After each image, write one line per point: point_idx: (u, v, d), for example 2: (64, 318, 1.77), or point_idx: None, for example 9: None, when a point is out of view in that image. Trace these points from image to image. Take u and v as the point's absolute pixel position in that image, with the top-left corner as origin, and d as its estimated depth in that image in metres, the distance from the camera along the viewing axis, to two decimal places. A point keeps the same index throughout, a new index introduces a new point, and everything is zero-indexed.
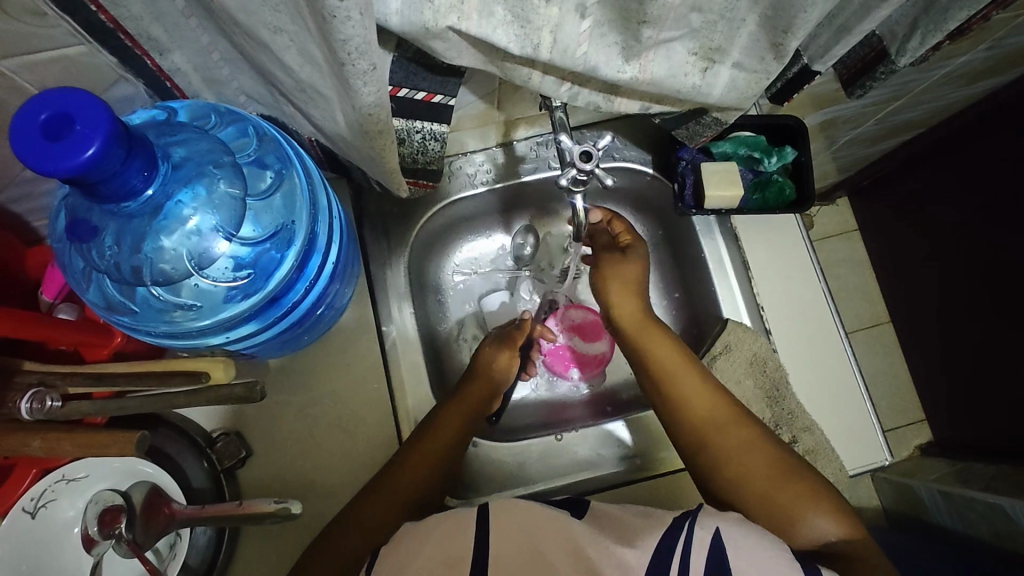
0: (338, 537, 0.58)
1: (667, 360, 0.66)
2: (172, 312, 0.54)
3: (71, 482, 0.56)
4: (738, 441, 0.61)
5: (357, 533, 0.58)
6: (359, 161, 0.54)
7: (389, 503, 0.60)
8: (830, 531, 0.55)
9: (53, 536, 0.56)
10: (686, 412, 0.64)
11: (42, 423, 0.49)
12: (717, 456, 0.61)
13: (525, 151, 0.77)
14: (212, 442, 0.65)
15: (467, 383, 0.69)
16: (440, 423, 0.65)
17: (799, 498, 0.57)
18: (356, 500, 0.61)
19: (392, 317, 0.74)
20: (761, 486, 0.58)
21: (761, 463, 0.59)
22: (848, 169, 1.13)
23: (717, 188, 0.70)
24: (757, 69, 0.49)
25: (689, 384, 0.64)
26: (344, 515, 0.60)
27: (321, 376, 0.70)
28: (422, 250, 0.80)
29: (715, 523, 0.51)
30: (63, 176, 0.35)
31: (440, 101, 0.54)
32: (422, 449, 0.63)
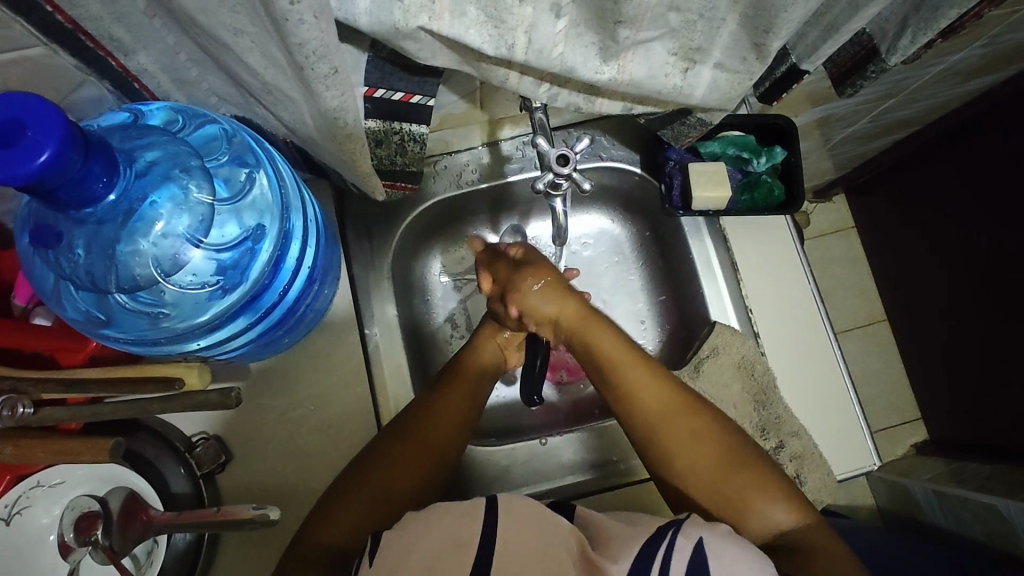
0: (341, 509, 0.57)
1: (610, 352, 0.63)
2: (149, 317, 0.53)
3: (48, 488, 0.56)
4: (680, 428, 0.59)
5: (364, 506, 0.57)
6: (333, 164, 0.53)
7: (388, 488, 0.59)
8: (785, 518, 0.55)
9: (31, 543, 0.55)
10: (631, 409, 0.62)
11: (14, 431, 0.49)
12: (666, 451, 0.60)
13: (510, 150, 0.76)
14: (193, 447, 0.65)
15: (455, 392, 0.66)
16: (413, 430, 0.62)
17: (747, 489, 0.56)
18: (309, 522, 0.57)
19: (375, 318, 0.73)
20: (710, 481, 0.57)
21: (707, 455, 0.58)
22: (842, 167, 1.12)
23: (705, 189, 0.69)
24: (740, 69, 0.48)
25: (630, 377, 0.62)
26: (342, 481, 0.59)
27: (303, 379, 0.69)
28: (407, 250, 0.78)
29: (698, 533, 0.50)
30: (16, 183, 0.34)
31: (418, 102, 0.53)
32: (428, 432, 0.62)
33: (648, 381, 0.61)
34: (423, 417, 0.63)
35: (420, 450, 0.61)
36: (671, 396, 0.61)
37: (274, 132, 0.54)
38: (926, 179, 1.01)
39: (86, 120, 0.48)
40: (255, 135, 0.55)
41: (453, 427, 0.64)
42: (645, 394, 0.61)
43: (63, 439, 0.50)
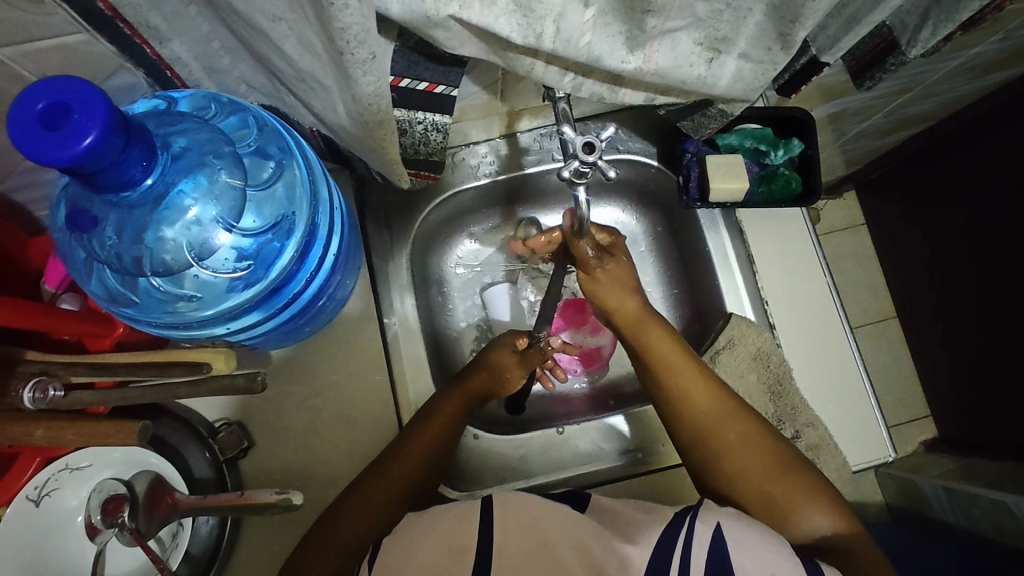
0: (324, 542, 0.57)
1: (665, 352, 0.65)
2: (178, 303, 0.54)
3: (75, 471, 0.57)
4: (732, 430, 0.60)
5: (343, 540, 0.57)
6: (360, 153, 0.53)
7: (373, 512, 0.58)
8: (825, 523, 0.55)
9: (60, 526, 0.57)
10: (681, 408, 0.63)
11: (44, 413, 0.50)
12: (713, 448, 0.60)
13: (528, 142, 0.76)
14: (214, 433, 0.65)
15: (457, 391, 0.67)
16: (424, 428, 0.64)
17: (794, 487, 0.57)
18: (327, 516, 0.59)
19: (395, 309, 0.74)
20: (756, 481, 0.58)
21: (755, 455, 0.59)
22: (855, 162, 1.12)
23: (722, 181, 0.70)
24: (764, 60, 0.48)
25: (686, 378, 0.64)
26: (324, 520, 0.58)
27: (323, 368, 0.69)
28: (424, 241, 0.79)
29: (715, 518, 0.51)
30: (61, 166, 0.34)
31: (442, 91, 0.53)
32: (427, 447, 0.63)
33: (702, 383, 0.63)
34: (428, 421, 0.64)
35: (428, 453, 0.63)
36: (722, 394, 0.63)
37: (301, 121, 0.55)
38: (939, 174, 1.01)
39: (119, 106, 0.49)
40: (283, 124, 0.55)
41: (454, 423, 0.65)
42: (696, 392, 0.63)
43: (93, 422, 0.51)
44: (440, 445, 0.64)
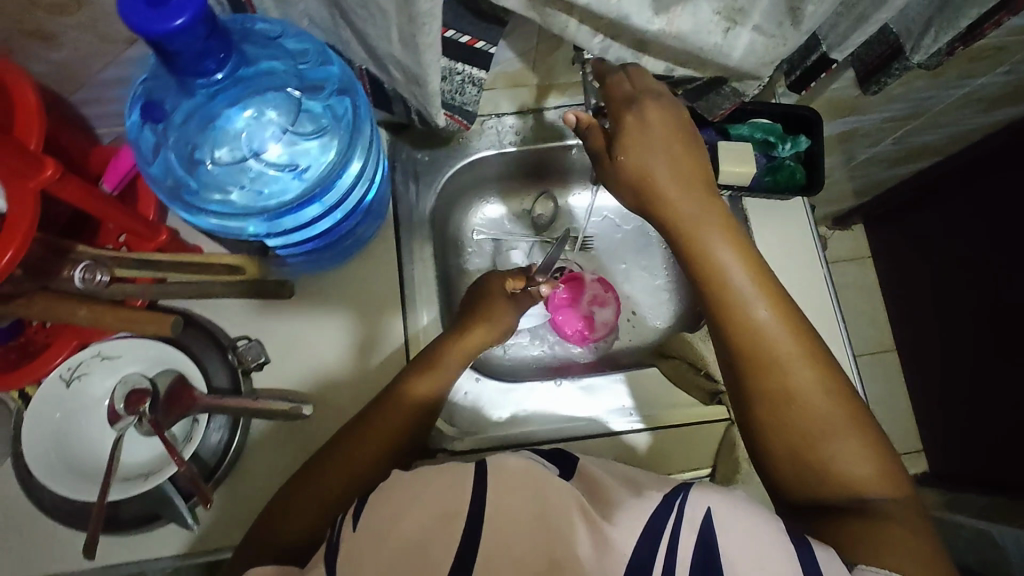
0: (290, 509, 0.58)
1: (735, 269, 0.59)
2: (227, 201, 0.58)
3: (105, 360, 0.62)
4: (805, 371, 0.57)
5: (311, 511, 0.58)
6: (403, 89, 0.58)
7: (330, 493, 0.59)
8: (861, 471, 0.54)
9: (93, 411, 0.62)
10: (751, 335, 0.58)
11: (86, 295, 0.54)
12: (781, 386, 0.57)
13: (554, 119, 0.81)
14: (230, 345, 0.68)
15: (404, 396, 0.64)
16: (368, 426, 0.62)
17: (846, 437, 0.55)
18: (279, 496, 0.60)
19: (413, 257, 0.77)
20: (819, 412, 0.56)
21: (823, 402, 0.56)
22: (863, 192, 1.17)
23: (733, 164, 0.73)
24: (775, 34, 0.53)
25: (757, 306, 0.59)
26: (290, 485, 0.60)
27: (337, 308, 0.73)
28: (447, 202, 0.84)
29: (706, 503, 0.48)
30: (155, 40, 0.40)
31: (481, 47, 0.59)
32: (374, 445, 0.62)
33: (779, 317, 0.59)
34: (368, 417, 0.63)
35: (376, 454, 0.61)
36: (795, 330, 0.58)
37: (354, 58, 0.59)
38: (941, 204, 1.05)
39: None
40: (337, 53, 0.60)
41: (378, 447, 0.62)
42: (769, 326, 0.58)
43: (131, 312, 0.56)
44: (365, 472, 0.61)
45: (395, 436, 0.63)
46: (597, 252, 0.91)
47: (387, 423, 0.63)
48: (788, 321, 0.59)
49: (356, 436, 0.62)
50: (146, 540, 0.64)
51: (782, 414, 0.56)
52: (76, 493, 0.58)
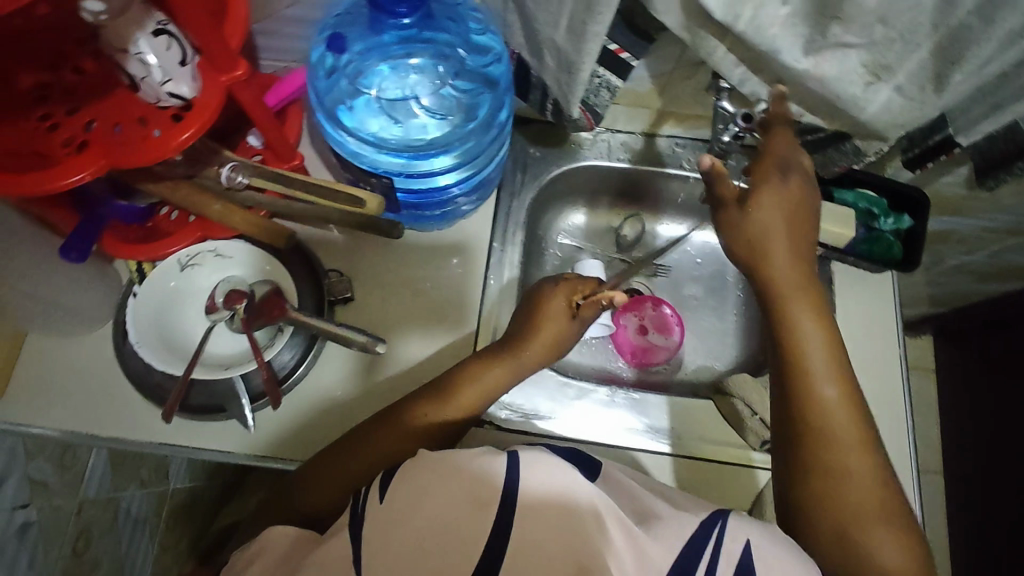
0: (314, 482, 0.60)
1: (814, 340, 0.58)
2: (365, 131, 0.65)
3: (217, 257, 0.69)
4: (858, 458, 0.55)
5: (333, 489, 0.59)
6: (549, 77, 0.62)
7: (351, 475, 0.60)
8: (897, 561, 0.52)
9: (196, 297, 0.69)
10: (814, 409, 0.57)
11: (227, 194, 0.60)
12: (829, 468, 0.55)
13: (664, 146, 0.85)
14: (322, 275, 0.72)
15: (435, 400, 0.63)
16: (393, 423, 0.61)
17: (889, 530, 0.53)
18: (306, 468, 0.61)
19: (503, 238, 0.79)
20: (864, 495, 0.54)
21: (875, 489, 0.54)
22: (941, 304, 1.15)
23: (832, 224, 0.75)
24: (914, 98, 0.56)
25: (828, 386, 0.57)
26: (318, 459, 0.62)
27: (416, 268, 0.75)
28: (543, 201, 0.88)
29: (746, 536, 0.46)
30: None
31: (625, 58, 0.63)
32: (398, 440, 0.61)
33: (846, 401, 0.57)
34: (395, 415, 0.62)
35: (398, 449, 0.61)
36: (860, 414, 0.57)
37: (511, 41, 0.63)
38: None
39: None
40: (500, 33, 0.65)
41: (400, 444, 0.61)
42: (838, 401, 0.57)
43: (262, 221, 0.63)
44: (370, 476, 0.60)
45: (418, 435, 0.62)
46: (673, 283, 0.92)
47: (411, 424, 0.62)
48: (852, 403, 0.57)
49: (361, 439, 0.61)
50: (205, 433, 0.67)
51: (831, 490, 0.54)
52: (164, 362, 0.64)
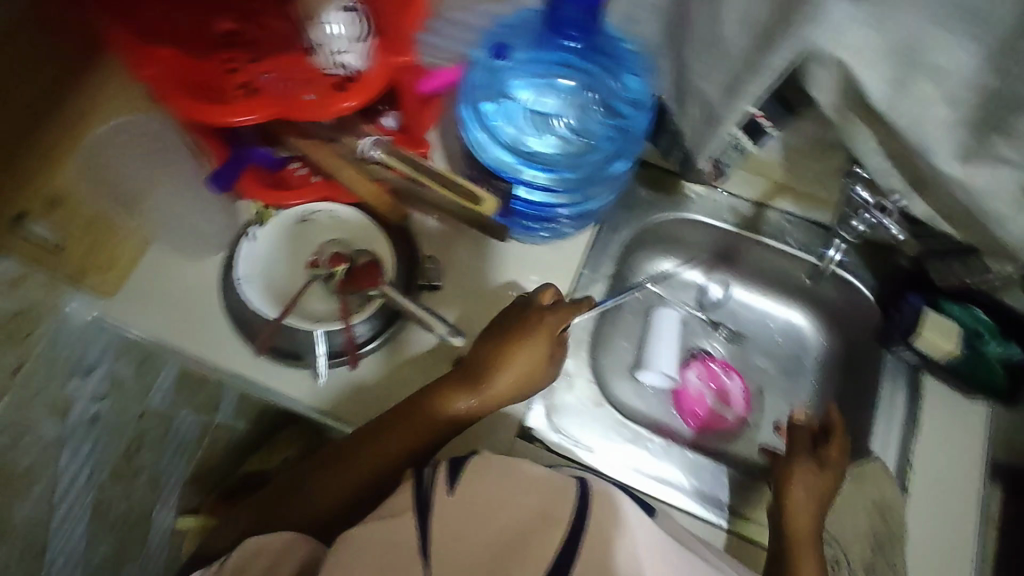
0: (329, 482, 0.63)
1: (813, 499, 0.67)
2: (492, 128, 0.69)
3: (331, 219, 0.74)
4: None
5: (347, 489, 0.63)
6: (687, 128, 0.63)
7: (363, 474, 0.63)
8: None
9: (301, 249, 0.74)
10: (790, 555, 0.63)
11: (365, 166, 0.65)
12: None
13: (773, 219, 0.84)
14: (419, 256, 0.75)
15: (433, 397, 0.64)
16: (396, 424, 0.63)
17: None
18: (318, 463, 0.64)
19: (592, 268, 0.82)
20: None
21: None
22: None
23: (934, 334, 0.73)
24: None
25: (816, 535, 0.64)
26: (332, 453, 0.64)
27: (509, 276, 0.77)
28: (640, 241, 0.88)
29: None
30: None
31: (762, 123, 0.65)
32: (406, 437, 0.63)
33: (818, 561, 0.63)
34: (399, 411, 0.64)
35: (406, 445, 0.63)
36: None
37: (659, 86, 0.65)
38: None
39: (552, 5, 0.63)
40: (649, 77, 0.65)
41: (407, 442, 0.63)
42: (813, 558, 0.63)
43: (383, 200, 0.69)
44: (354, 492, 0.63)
45: (425, 431, 0.63)
46: (745, 354, 0.91)
47: (413, 421, 0.63)
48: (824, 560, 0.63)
49: (346, 459, 0.63)
50: (282, 377, 0.71)
51: None
52: (263, 304, 0.70)
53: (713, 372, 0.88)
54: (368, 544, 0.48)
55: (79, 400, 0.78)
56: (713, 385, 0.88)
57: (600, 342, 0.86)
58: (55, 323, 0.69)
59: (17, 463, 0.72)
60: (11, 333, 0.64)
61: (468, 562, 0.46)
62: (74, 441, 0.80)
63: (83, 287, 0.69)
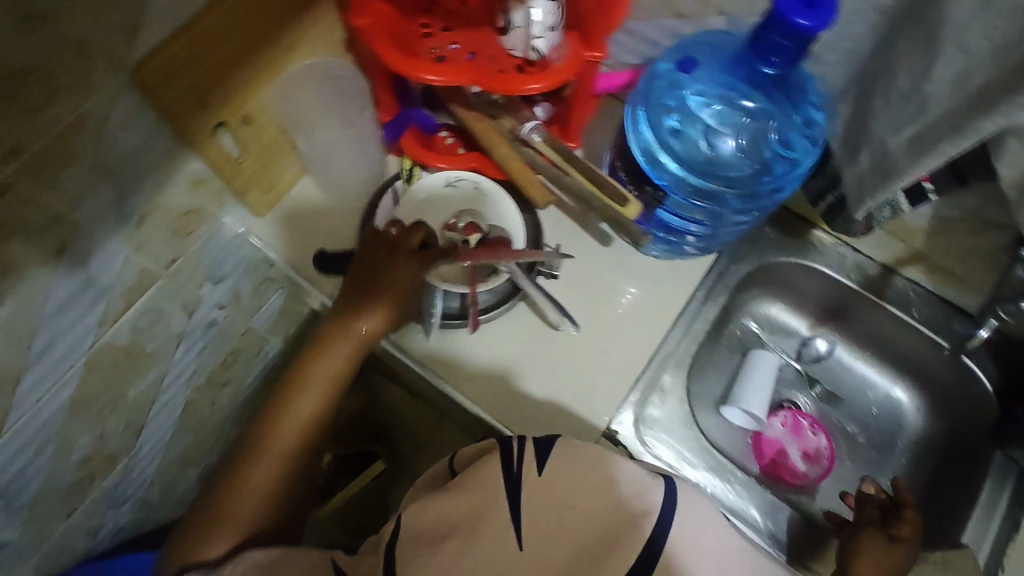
0: (282, 428, 0.67)
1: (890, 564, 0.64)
2: (653, 123, 0.68)
3: (474, 190, 0.76)
4: None
5: (297, 429, 0.67)
6: (853, 179, 0.62)
7: (309, 411, 0.68)
8: None
9: (439, 214, 0.77)
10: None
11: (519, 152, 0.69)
12: None
13: (900, 287, 0.83)
14: (543, 245, 0.78)
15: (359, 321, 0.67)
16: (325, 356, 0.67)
17: None
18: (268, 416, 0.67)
19: (710, 296, 0.83)
20: None
21: None
22: None
23: None
24: None
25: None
26: (279, 405, 0.68)
27: (626, 281, 0.79)
28: (756, 278, 0.88)
29: None
30: (782, 17, 0.49)
31: (926, 187, 0.64)
32: (335, 361, 0.68)
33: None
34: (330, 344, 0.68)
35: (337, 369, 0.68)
36: None
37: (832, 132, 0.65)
38: None
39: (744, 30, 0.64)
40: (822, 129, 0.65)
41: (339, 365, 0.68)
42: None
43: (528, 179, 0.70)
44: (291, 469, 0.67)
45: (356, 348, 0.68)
46: (836, 415, 0.89)
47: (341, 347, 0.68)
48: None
49: (292, 395, 0.67)
50: (398, 326, 0.75)
51: None
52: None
53: (795, 423, 0.86)
54: (458, 501, 0.56)
55: (205, 304, 0.84)
56: (795, 438, 0.85)
57: (699, 367, 0.86)
58: (211, 228, 0.75)
59: (144, 345, 0.77)
60: (179, 227, 0.70)
61: (550, 546, 0.52)
62: (191, 338, 0.85)
63: (240, 202, 0.75)
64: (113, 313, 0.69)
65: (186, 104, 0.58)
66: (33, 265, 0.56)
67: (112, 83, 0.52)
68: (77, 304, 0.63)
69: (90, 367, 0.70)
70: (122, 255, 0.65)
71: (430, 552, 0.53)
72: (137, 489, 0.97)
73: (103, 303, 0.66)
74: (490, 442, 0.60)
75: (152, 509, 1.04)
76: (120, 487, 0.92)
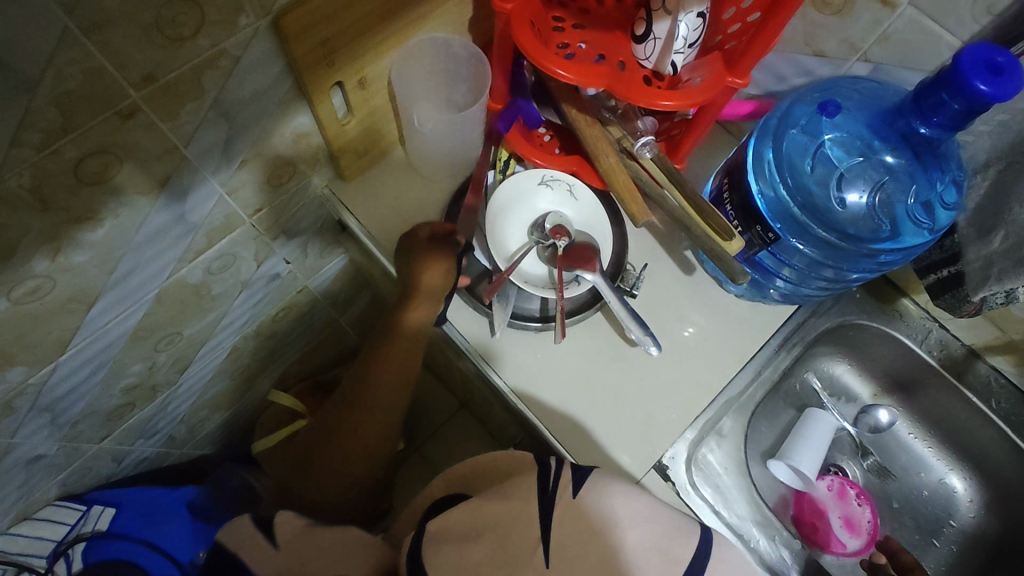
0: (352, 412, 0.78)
1: None
2: (781, 151, 0.65)
3: (569, 193, 0.74)
4: None
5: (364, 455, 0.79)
6: (992, 254, 0.59)
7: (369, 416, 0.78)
8: None
9: (527, 211, 0.74)
10: None
11: (621, 167, 0.66)
12: None
13: (982, 373, 0.80)
14: (624, 263, 0.76)
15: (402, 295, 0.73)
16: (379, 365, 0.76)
17: None
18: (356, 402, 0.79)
19: (783, 347, 0.80)
20: None
21: None
22: None
23: None
24: None
25: None
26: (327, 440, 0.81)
27: (703, 313, 0.77)
28: (833, 336, 0.84)
29: None
30: (957, 75, 0.48)
31: None
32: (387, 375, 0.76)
33: None
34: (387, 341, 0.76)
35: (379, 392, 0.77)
36: None
37: (968, 208, 0.62)
38: None
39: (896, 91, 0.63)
40: (960, 208, 0.62)
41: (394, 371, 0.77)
42: None
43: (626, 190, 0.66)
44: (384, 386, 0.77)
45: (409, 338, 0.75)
46: (884, 490, 0.85)
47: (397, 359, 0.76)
48: None
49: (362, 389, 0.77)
50: (468, 315, 0.74)
51: None
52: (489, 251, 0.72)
53: (840, 487, 0.82)
54: (488, 509, 0.53)
55: (275, 257, 0.83)
56: (840, 506, 0.80)
57: (758, 414, 0.83)
58: (299, 183, 0.74)
59: (212, 287, 0.76)
60: (272, 178, 0.70)
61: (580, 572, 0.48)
62: (253, 288, 0.85)
63: (335, 162, 0.74)
64: (194, 251, 0.68)
65: (324, 58, 0.58)
66: (137, 192, 0.56)
67: (258, 25, 0.51)
68: (165, 236, 0.63)
69: (159, 299, 0.70)
70: (216, 196, 0.64)
71: (459, 556, 0.52)
72: (169, 424, 0.97)
73: (188, 239, 0.66)
74: (526, 458, 0.57)
75: (175, 445, 1.04)
76: (154, 419, 0.92)
